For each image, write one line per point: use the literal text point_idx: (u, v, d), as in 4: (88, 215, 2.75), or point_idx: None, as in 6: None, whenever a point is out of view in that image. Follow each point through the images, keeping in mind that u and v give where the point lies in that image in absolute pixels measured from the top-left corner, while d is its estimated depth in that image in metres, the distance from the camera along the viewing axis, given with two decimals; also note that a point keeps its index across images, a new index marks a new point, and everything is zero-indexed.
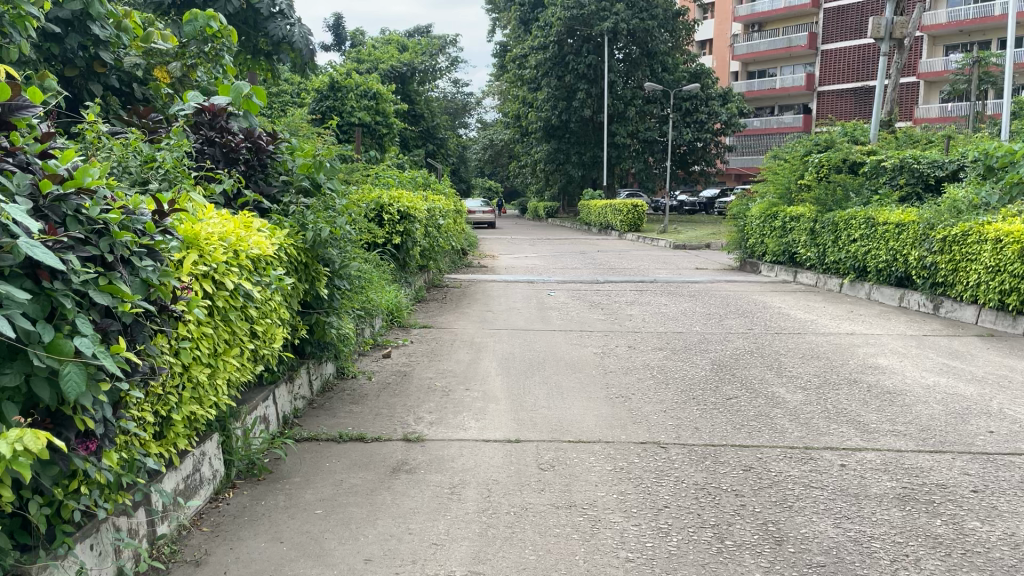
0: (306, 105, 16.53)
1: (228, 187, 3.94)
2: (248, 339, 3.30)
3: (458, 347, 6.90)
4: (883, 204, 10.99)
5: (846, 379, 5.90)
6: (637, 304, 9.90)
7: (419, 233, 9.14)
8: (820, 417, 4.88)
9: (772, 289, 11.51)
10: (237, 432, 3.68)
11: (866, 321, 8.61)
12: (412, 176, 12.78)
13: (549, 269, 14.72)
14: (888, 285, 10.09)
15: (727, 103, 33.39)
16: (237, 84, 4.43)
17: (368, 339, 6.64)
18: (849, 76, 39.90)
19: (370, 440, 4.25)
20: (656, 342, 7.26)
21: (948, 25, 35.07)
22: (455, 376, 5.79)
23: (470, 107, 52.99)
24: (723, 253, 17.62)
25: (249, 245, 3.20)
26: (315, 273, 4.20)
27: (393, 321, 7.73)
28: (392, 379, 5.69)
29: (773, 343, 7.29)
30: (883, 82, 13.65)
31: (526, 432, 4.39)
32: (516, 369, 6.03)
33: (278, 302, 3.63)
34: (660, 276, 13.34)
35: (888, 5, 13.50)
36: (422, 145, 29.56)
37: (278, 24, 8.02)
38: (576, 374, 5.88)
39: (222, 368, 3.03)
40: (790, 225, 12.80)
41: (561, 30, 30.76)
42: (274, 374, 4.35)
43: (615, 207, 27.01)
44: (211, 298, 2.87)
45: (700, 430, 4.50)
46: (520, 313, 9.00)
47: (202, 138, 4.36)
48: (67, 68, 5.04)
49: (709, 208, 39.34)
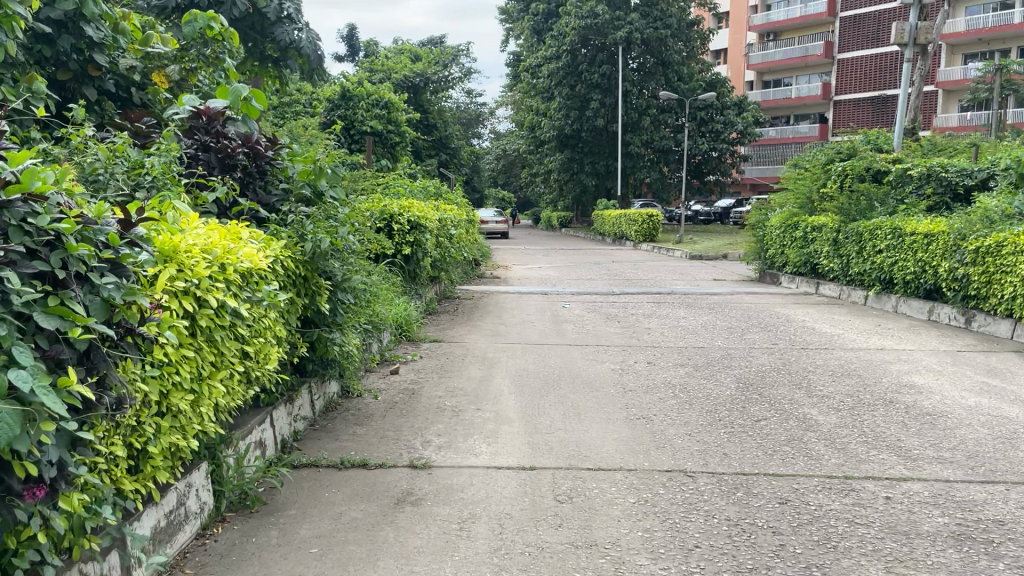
0: (316, 114, 16.35)
1: (221, 194, 3.69)
2: (239, 361, 3.02)
3: (469, 363, 6.61)
4: (909, 214, 10.62)
5: (881, 399, 5.55)
6: (655, 317, 9.58)
7: (431, 243, 8.88)
8: (856, 442, 4.54)
9: (794, 301, 11.17)
10: (228, 460, 3.39)
11: (894, 335, 8.25)
12: (423, 185, 12.52)
13: (563, 279, 14.45)
14: (916, 298, 9.74)
15: (742, 112, 33.00)
16: (235, 86, 4.16)
17: (376, 354, 6.37)
18: (867, 85, 39.44)
19: (374, 467, 3.94)
20: (676, 358, 6.94)
21: (967, 33, 34.59)
22: (465, 394, 5.49)
23: (483, 117, 52.91)
24: (741, 264, 17.26)
25: (238, 257, 2.93)
26: (315, 287, 3.91)
27: (401, 335, 7.46)
28: (400, 398, 5.39)
29: (800, 358, 6.95)
30: (906, 89, 13.27)
31: (541, 457, 4.08)
32: (530, 386, 5.73)
33: (272, 318, 3.33)
34: (678, 288, 13.02)
35: (913, 11, 13.11)
36: (435, 154, 29.40)
37: (285, 29, 7.76)
38: (594, 393, 5.56)
39: (208, 392, 2.74)
40: (812, 235, 12.46)
41: (575, 39, 30.54)
42: (272, 395, 4.06)
43: (630, 217, 26.68)
44: (192, 317, 2.60)
45: (729, 456, 4.17)
46: (534, 326, 8.71)
47: (196, 143, 4.07)
48: (60, 70, 4.72)
49: (724, 218, 38.94)
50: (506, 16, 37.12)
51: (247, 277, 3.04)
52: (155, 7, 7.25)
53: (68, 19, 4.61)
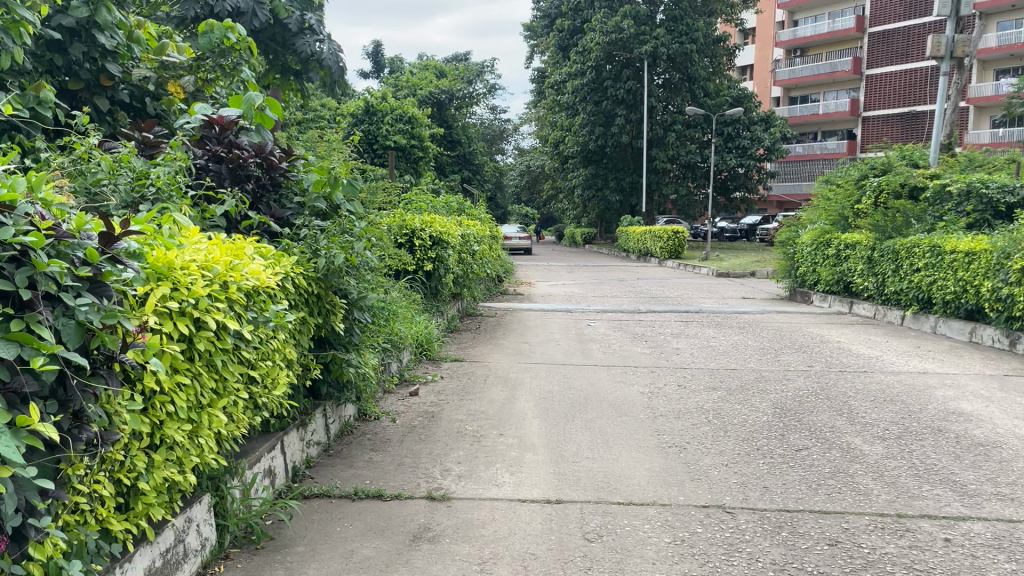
0: (341, 129, 16.32)
1: (230, 207, 3.49)
2: (243, 387, 2.80)
3: (492, 384, 6.36)
4: (949, 231, 10.24)
5: (929, 428, 5.21)
6: (683, 336, 9.27)
7: (453, 259, 8.68)
8: (907, 476, 4.22)
9: (827, 321, 10.81)
10: (234, 492, 3.17)
11: (936, 358, 7.88)
12: (446, 200, 12.37)
13: (588, 296, 14.20)
14: (957, 319, 9.37)
15: (769, 128, 32.63)
16: (249, 95, 3.98)
17: (395, 374, 6.14)
18: (896, 101, 38.89)
19: (390, 498, 3.70)
20: (708, 381, 6.63)
21: (998, 49, 34.02)
22: (487, 418, 5.23)
23: (507, 133, 52.94)
24: (771, 282, 16.89)
25: (242, 273, 2.72)
26: (328, 306, 3.71)
27: (422, 354, 7.23)
28: (419, 421, 5.15)
29: (839, 383, 6.61)
30: (942, 104, 12.89)
31: (568, 490, 3.82)
32: (554, 410, 5.46)
33: (280, 341, 3.12)
34: (706, 306, 12.72)
35: (949, 23, 12.73)
36: (458, 170, 29.38)
37: (306, 40, 7.66)
38: (622, 418, 5.28)
39: (208, 421, 2.53)
40: (845, 252, 12.10)
41: (600, 55, 30.36)
42: (283, 419, 3.85)
43: (655, 233, 26.35)
44: (189, 340, 2.40)
45: (771, 490, 3.89)
46: (559, 346, 8.43)
47: (207, 153, 3.90)
48: (71, 80, 4.59)
49: (750, 234, 38.48)
50: (531, 32, 37.07)
51: (252, 296, 2.82)
52: (174, 19, 7.13)
53: (81, 26, 4.45)
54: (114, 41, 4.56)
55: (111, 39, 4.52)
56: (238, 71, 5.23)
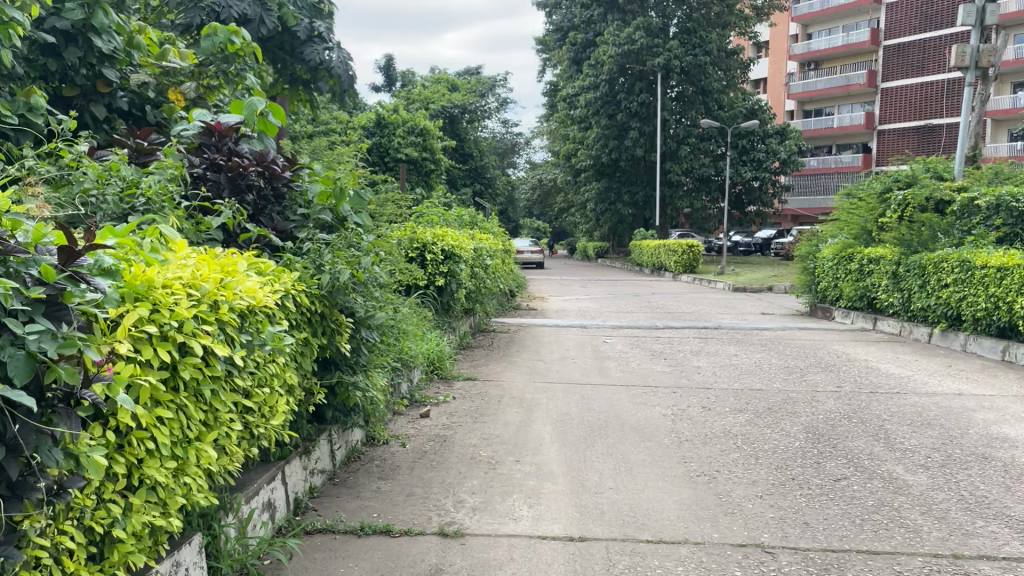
0: (351, 143, 16.11)
1: (227, 218, 3.23)
2: (236, 416, 2.54)
3: (506, 405, 6.07)
4: (978, 246, 9.88)
5: (974, 455, 4.87)
6: (704, 354, 8.94)
7: (465, 274, 8.42)
8: (957, 510, 3.88)
9: (852, 338, 10.46)
10: (230, 530, 2.89)
11: (970, 378, 7.52)
12: (458, 214, 12.13)
13: (602, 312, 13.91)
14: (988, 337, 9.01)
15: (784, 141, 32.30)
16: (251, 100, 3.75)
17: (405, 395, 5.86)
18: (912, 114, 38.50)
19: (399, 534, 3.42)
20: (732, 402, 6.32)
21: (1015, 62, 33.49)
22: (503, 442, 4.94)
23: (519, 147, 52.83)
24: (790, 297, 16.53)
25: (236, 291, 2.45)
26: (334, 325, 3.45)
27: (433, 372, 6.96)
28: (430, 446, 4.86)
29: (872, 405, 6.27)
30: (966, 115, 12.55)
31: (592, 525, 3.53)
32: (574, 434, 5.15)
33: (279, 365, 2.86)
34: (725, 322, 12.38)
35: (974, 32, 12.40)
36: (470, 184, 29.21)
37: (315, 49, 7.47)
38: (645, 443, 4.98)
39: (196, 456, 2.27)
40: (869, 267, 11.76)
41: (612, 68, 30.17)
42: (284, 448, 3.59)
43: (669, 247, 26.02)
44: (172, 367, 2.14)
45: (812, 527, 3.57)
46: (575, 363, 8.13)
47: (205, 161, 3.65)
48: (66, 86, 4.38)
49: (765, 249, 38.07)
50: (543, 46, 36.96)
51: (247, 317, 2.55)
52: (179, 26, 6.94)
53: (77, 31, 4.24)
54: (112, 46, 4.35)
55: (109, 43, 4.31)
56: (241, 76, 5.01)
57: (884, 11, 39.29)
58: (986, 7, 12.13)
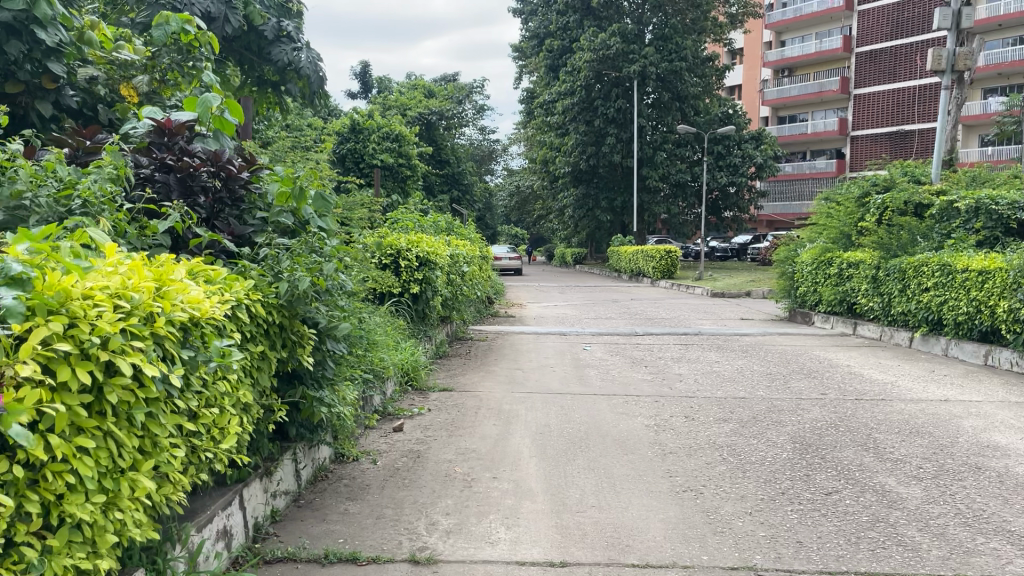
0: (324, 150, 15.77)
1: (174, 221, 2.99)
2: (178, 439, 2.30)
3: (483, 417, 5.83)
4: (958, 249, 9.80)
5: (967, 465, 4.70)
6: (684, 361, 8.76)
7: (441, 281, 8.18)
8: (955, 526, 3.70)
9: (833, 343, 10.35)
10: (178, 564, 2.64)
11: (953, 383, 7.40)
12: (434, 220, 11.87)
13: (581, 318, 13.72)
14: (970, 341, 8.91)
15: (760, 146, 32.44)
16: (205, 96, 3.51)
17: (376, 408, 5.60)
18: (884, 120, 38.85)
19: (366, 562, 3.17)
20: (716, 411, 6.13)
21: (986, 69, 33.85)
22: (479, 458, 4.71)
23: (496, 154, 52.67)
24: (771, 303, 16.44)
25: (174, 302, 2.20)
26: (295, 337, 3.21)
27: (407, 383, 6.70)
28: (403, 463, 4.61)
29: (858, 412, 6.11)
30: (943, 119, 12.52)
31: (573, 549, 3.31)
32: (553, 448, 4.93)
33: (230, 381, 2.62)
34: (705, 328, 12.23)
35: (950, 35, 12.36)
36: (447, 190, 28.99)
37: (283, 49, 7.25)
38: (628, 456, 4.76)
39: (129, 488, 2.02)
40: (849, 271, 11.67)
41: (589, 74, 30.11)
42: (243, 469, 3.33)
43: (647, 252, 25.94)
44: (94, 388, 1.90)
45: (806, 547, 3.38)
46: (554, 372, 7.91)
47: (154, 161, 3.40)
48: (8, 82, 4.10)
49: (742, 254, 38.17)
50: (519, 52, 36.81)
51: (190, 330, 2.31)
52: (141, 26, 6.68)
53: (19, 23, 3.95)
54: (58, 39, 4.07)
55: (54, 36, 4.03)
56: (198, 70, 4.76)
57: (857, 18, 39.62)
58: (962, 10, 12.10)
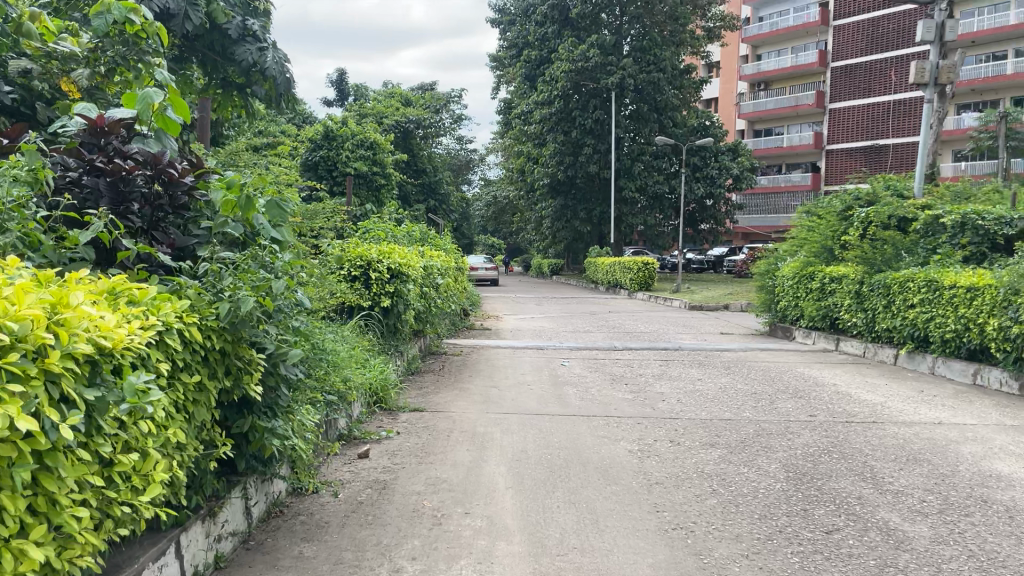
0: (295, 158, 15.27)
1: (98, 231, 2.63)
2: (82, 493, 1.94)
3: (455, 441, 5.45)
4: (944, 265, 9.59)
5: (972, 498, 4.41)
6: (665, 379, 8.44)
7: (414, 294, 7.81)
8: (970, 571, 3.38)
9: (816, 360, 10.13)
10: None
11: (943, 405, 7.16)
12: (408, 230, 11.47)
13: (559, 332, 13.38)
14: (958, 359, 8.71)
15: (736, 158, 32.46)
16: (145, 92, 3.16)
17: (339, 433, 5.21)
18: (859, 134, 39.08)
19: None
20: (702, 435, 5.81)
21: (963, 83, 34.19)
22: (451, 489, 4.33)
23: (473, 164, 52.35)
24: (750, 316, 16.22)
25: (75, 331, 1.86)
26: (240, 364, 2.83)
27: (375, 404, 6.32)
28: (366, 495, 4.23)
29: (850, 437, 5.83)
30: (926, 132, 12.39)
31: None
32: (531, 478, 4.55)
33: (155, 422, 2.26)
34: (685, 343, 11.94)
35: (933, 48, 12.24)
36: (423, 200, 28.62)
37: (247, 48, 6.86)
38: (611, 488, 4.42)
39: (12, 561, 1.68)
40: (831, 286, 11.46)
41: (567, 84, 29.91)
42: (181, 511, 2.94)
43: (625, 265, 25.72)
44: None
45: None
46: (531, 390, 7.54)
47: (84, 164, 3.02)
48: None
49: (719, 266, 38.13)
50: (497, 63, 36.58)
51: (97, 364, 1.97)
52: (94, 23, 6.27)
53: None
54: None
55: None
56: (142, 61, 4.38)
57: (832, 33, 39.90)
58: (945, 23, 12.01)
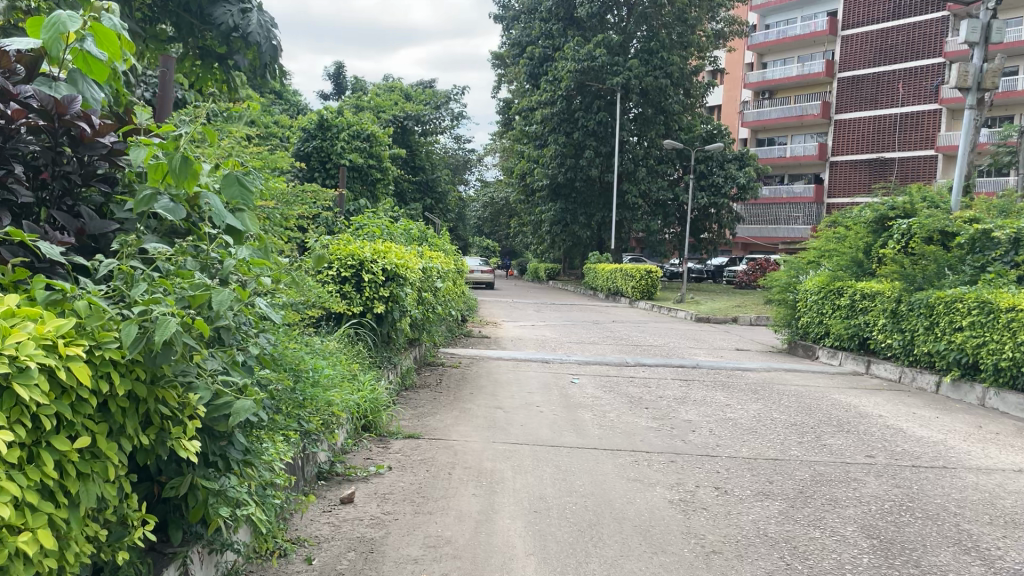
0: (284, 147, 14.28)
1: None
2: None
3: (460, 482, 4.52)
4: (996, 285, 8.66)
5: None
6: (690, 404, 7.49)
7: (411, 300, 6.90)
8: None
9: (849, 384, 9.25)
10: None
11: (1014, 445, 6.23)
12: (405, 227, 10.50)
13: (562, 342, 12.43)
14: (1013, 392, 7.78)
15: (743, 167, 31.60)
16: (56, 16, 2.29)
17: (318, 466, 4.34)
18: (865, 146, 38.35)
19: None
20: (751, 481, 4.88)
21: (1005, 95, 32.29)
22: (455, 556, 3.39)
23: (471, 164, 51.50)
24: (764, 331, 15.32)
25: None
26: (168, 410, 1.96)
27: (363, 429, 5.40)
28: (349, 562, 3.29)
29: (925, 488, 4.90)
30: (964, 142, 11.50)
31: None
32: (556, 541, 3.62)
33: None
34: (701, 359, 11.03)
35: (976, 51, 11.35)
36: (420, 198, 27.60)
37: (227, 10, 5.90)
38: (658, 559, 3.49)
39: None
40: (861, 304, 10.58)
41: (571, 84, 29.02)
42: None
43: (626, 271, 24.79)
44: None
45: None
46: (542, 414, 6.60)
47: None
48: None
49: (718, 276, 37.37)
50: (499, 61, 35.70)
51: None
52: None
53: None
54: None
55: None
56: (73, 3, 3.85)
57: (840, 43, 39.12)
58: (991, 24, 11.14)
